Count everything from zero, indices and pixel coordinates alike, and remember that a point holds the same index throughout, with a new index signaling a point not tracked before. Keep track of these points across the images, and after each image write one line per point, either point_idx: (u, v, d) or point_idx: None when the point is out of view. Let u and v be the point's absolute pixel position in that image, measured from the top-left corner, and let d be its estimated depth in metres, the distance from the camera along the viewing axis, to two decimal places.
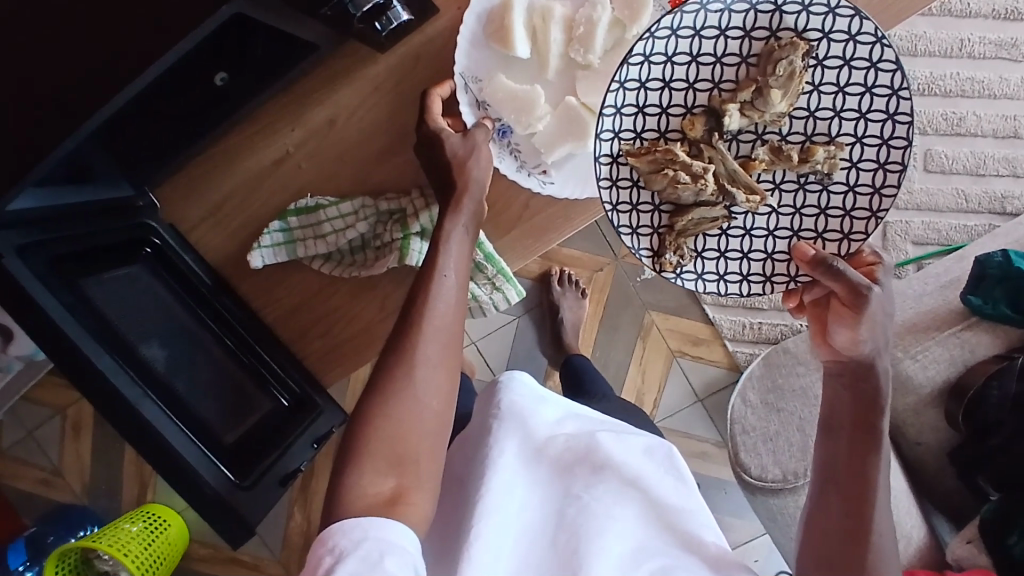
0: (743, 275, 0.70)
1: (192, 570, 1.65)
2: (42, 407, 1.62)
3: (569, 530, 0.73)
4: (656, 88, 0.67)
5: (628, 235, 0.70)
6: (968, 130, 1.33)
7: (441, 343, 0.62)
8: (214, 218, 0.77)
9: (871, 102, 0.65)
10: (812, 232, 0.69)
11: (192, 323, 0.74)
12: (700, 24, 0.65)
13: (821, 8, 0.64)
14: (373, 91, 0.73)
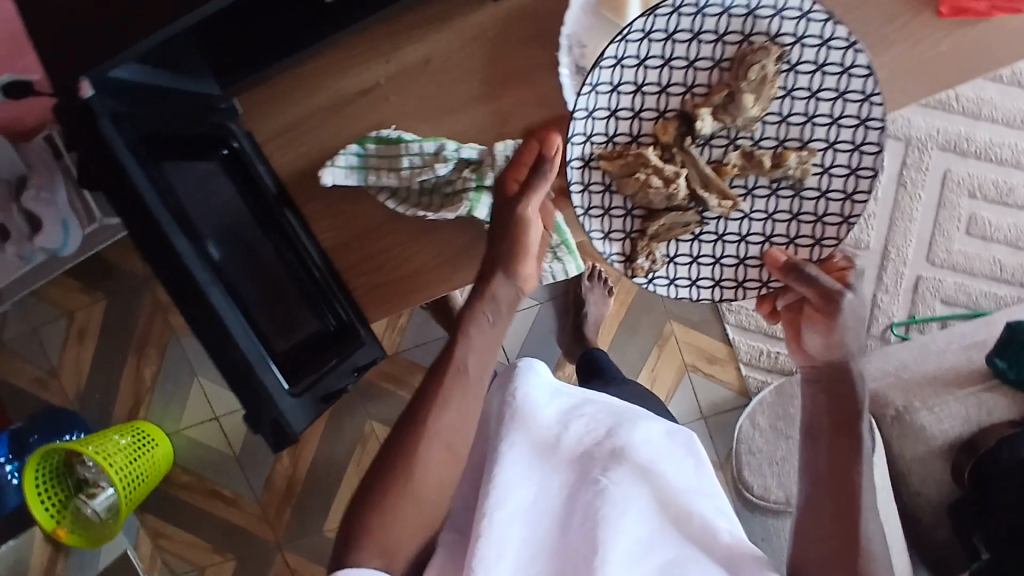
0: (716, 280, 0.72)
1: (172, 493, 1.68)
2: (49, 307, 1.60)
3: (583, 517, 0.75)
4: (629, 92, 0.68)
5: (600, 240, 0.72)
6: (1015, 201, 1.33)
7: (453, 421, 0.66)
8: (289, 136, 0.76)
9: (844, 108, 0.66)
10: (784, 239, 0.70)
11: (257, 231, 0.74)
12: (672, 28, 0.66)
13: (795, 12, 0.65)
14: (475, 39, 0.73)
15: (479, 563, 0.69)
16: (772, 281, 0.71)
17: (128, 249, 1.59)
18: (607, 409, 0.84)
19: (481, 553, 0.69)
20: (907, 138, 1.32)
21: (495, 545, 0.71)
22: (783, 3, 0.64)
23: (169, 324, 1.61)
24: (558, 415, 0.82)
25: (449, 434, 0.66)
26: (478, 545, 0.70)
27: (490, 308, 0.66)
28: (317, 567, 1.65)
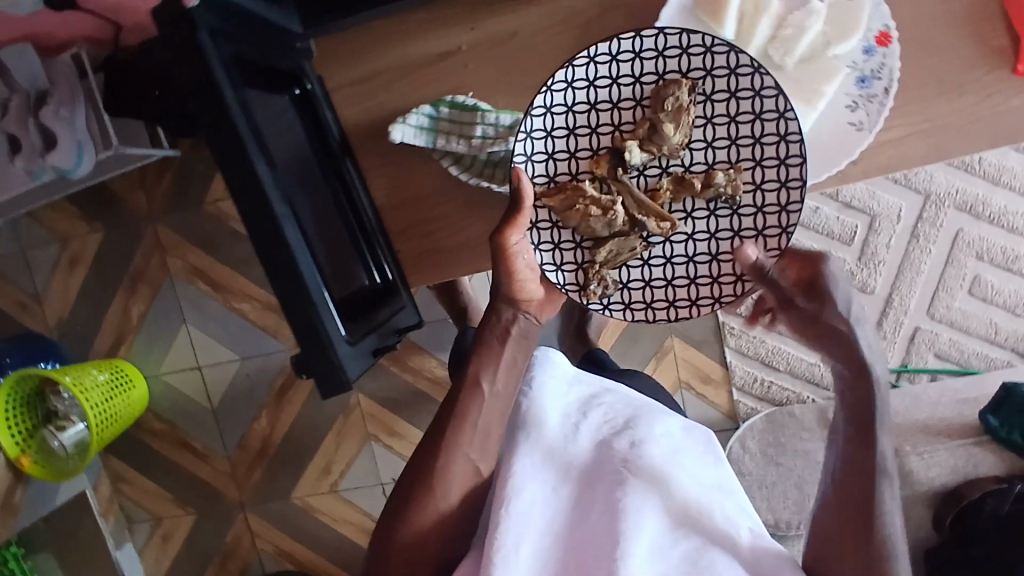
0: (670, 300, 0.73)
1: (142, 437, 1.65)
2: (45, 231, 1.56)
3: (604, 506, 0.76)
4: (562, 134, 0.72)
5: (553, 272, 0.74)
6: (1018, 269, 1.36)
7: (472, 439, 0.76)
8: (359, 87, 0.75)
9: (762, 129, 0.69)
10: (732, 273, 0.72)
11: (319, 175, 0.74)
12: (592, 74, 0.70)
13: (699, 49, 0.68)
14: (563, 20, 0.72)
15: (500, 555, 0.71)
16: (725, 297, 0.72)
17: (134, 184, 1.54)
18: (627, 398, 0.87)
19: (502, 544, 0.72)
20: (925, 192, 1.36)
21: (525, 517, 0.74)
22: (687, 42, 0.68)
23: (165, 266, 1.57)
24: (575, 405, 0.84)
25: (471, 452, 0.76)
26: (498, 535, 0.72)
27: (502, 341, 0.77)
28: (279, 532, 1.64)
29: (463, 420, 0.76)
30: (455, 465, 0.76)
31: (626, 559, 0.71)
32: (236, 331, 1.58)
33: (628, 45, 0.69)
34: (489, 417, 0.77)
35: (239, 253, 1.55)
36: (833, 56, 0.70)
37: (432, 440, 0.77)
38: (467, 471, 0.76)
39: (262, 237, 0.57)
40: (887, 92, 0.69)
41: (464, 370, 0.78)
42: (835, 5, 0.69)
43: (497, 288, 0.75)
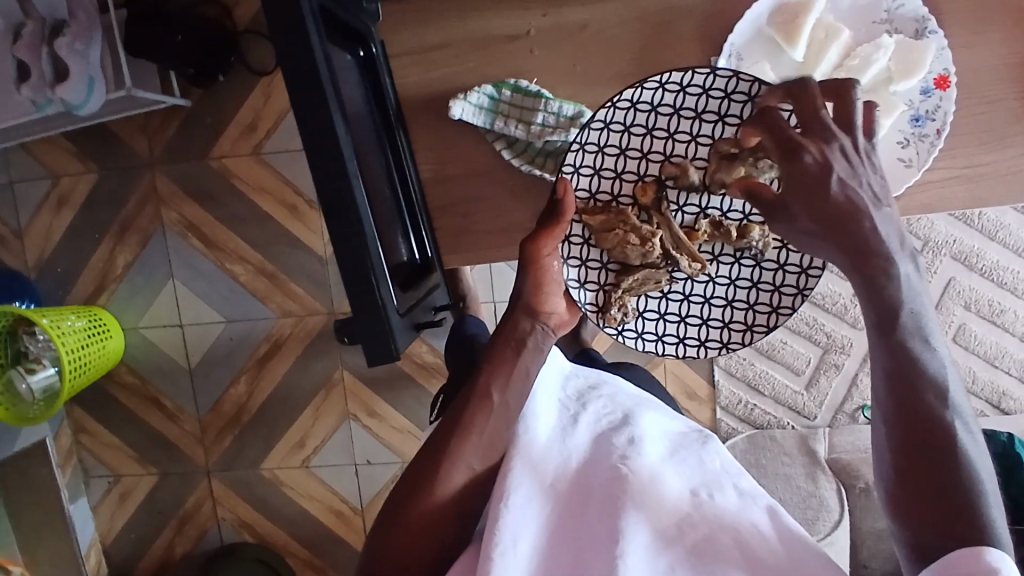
0: (680, 337, 0.74)
1: (109, 388, 1.60)
2: (37, 165, 1.52)
3: (603, 499, 0.66)
4: (612, 153, 0.70)
5: (575, 289, 0.73)
6: (1002, 323, 1.40)
7: (475, 448, 0.65)
8: (424, 60, 0.75)
9: None
10: (742, 324, 0.72)
11: (382, 140, 0.73)
12: (657, 100, 0.68)
13: (766, 100, 0.66)
14: (637, 19, 0.72)
15: (498, 551, 0.60)
16: (732, 344, 0.73)
17: (136, 127, 1.49)
18: (625, 397, 0.80)
19: (500, 538, 0.61)
20: (925, 239, 1.39)
21: (517, 505, 0.63)
22: (757, 91, 0.66)
23: (158, 216, 1.52)
24: (572, 398, 0.77)
25: (474, 459, 0.65)
26: (496, 530, 0.61)
27: (517, 350, 0.67)
28: (241, 500, 1.61)
29: (467, 431, 0.64)
30: (459, 459, 0.64)
31: (627, 557, 0.60)
32: (224, 292, 1.53)
33: (699, 80, 0.67)
34: (496, 425, 0.65)
35: (235, 212, 1.50)
36: (893, 92, 0.72)
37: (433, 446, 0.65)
38: (466, 479, 0.64)
39: (331, 203, 0.57)
40: (938, 134, 0.71)
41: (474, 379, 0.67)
42: (903, 42, 0.70)
43: (516, 290, 0.69)
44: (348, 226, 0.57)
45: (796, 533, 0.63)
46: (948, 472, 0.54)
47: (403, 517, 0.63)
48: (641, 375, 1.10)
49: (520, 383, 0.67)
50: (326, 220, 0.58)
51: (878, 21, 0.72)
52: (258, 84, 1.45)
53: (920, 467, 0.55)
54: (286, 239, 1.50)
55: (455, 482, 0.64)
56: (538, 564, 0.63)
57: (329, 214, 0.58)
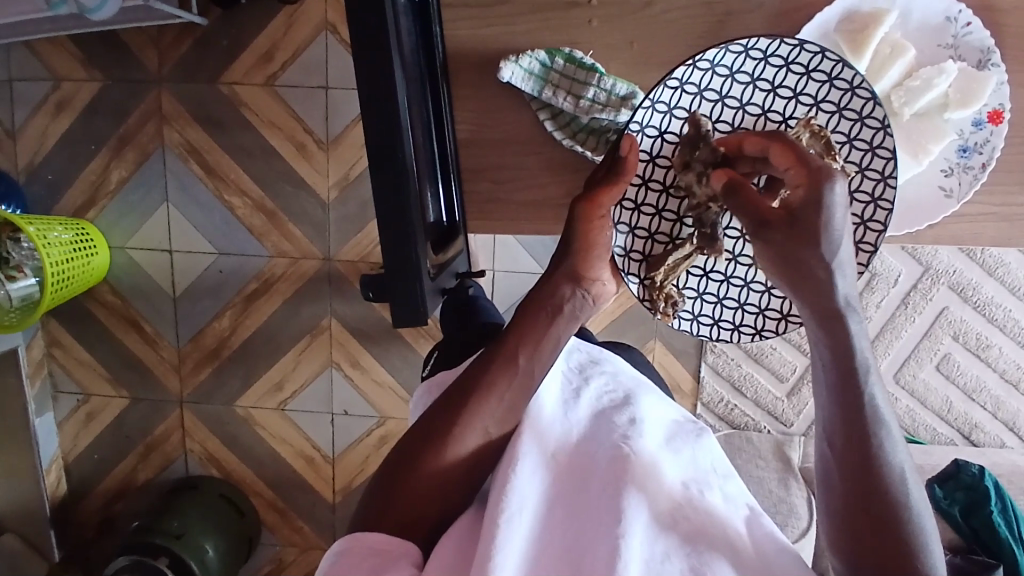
0: (715, 320, 0.75)
1: (88, 305, 1.55)
2: (40, 65, 1.46)
3: (604, 473, 0.64)
4: (680, 116, 0.70)
5: (620, 256, 0.73)
6: (986, 358, 1.43)
7: (496, 413, 0.67)
8: (479, 16, 0.73)
9: (861, 182, 0.67)
10: (778, 311, 0.73)
11: (427, 89, 0.72)
12: (737, 66, 0.67)
13: (845, 83, 0.66)
14: (701, 5, 0.72)
15: (504, 518, 0.59)
16: (766, 330, 0.74)
17: (148, 40, 1.43)
18: (628, 376, 0.78)
19: (507, 504, 0.60)
20: (926, 265, 1.40)
21: (523, 476, 0.62)
22: (838, 73, 0.65)
23: (160, 134, 1.47)
24: (575, 371, 0.76)
25: (489, 422, 0.67)
26: (504, 494, 0.61)
27: (553, 315, 0.69)
28: (212, 435, 1.59)
29: (485, 396, 0.66)
30: (477, 416, 0.66)
31: (628, 538, 0.58)
32: (219, 223, 1.49)
33: (783, 52, 0.66)
34: (512, 394, 0.67)
35: (241, 142, 1.45)
36: (946, 119, 0.72)
37: (449, 408, 0.67)
38: (478, 442, 0.66)
39: (378, 152, 0.55)
40: (983, 168, 0.72)
41: (502, 341, 0.69)
42: (965, 71, 0.70)
43: (562, 257, 0.70)
44: (392, 179, 0.55)
45: (773, 540, 0.63)
46: (892, 533, 0.54)
47: (410, 472, 0.65)
48: (639, 358, 1.06)
49: (549, 351, 0.69)
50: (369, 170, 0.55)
51: (943, 45, 0.71)
52: (281, 12, 1.39)
53: (865, 514, 0.55)
54: (291, 177, 1.46)
55: (466, 445, 0.66)
56: (538, 534, 0.61)
57: (375, 163, 0.55)
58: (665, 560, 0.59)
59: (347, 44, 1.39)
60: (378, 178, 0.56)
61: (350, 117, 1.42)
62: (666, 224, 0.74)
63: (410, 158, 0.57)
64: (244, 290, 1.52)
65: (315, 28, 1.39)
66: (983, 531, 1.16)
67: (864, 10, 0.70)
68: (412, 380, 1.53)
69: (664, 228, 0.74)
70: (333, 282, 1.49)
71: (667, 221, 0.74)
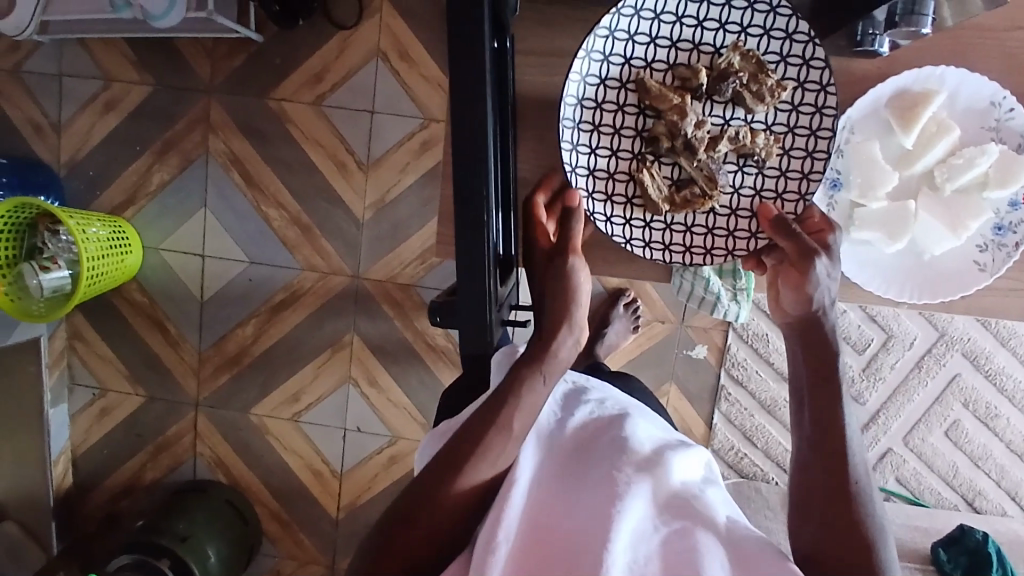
0: (707, 248, 0.82)
1: (114, 300, 1.58)
2: (93, 64, 1.50)
3: (592, 493, 0.72)
4: (617, 62, 0.77)
5: (602, 221, 0.82)
6: (994, 427, 1.45)
7: (502, 451, 0.71)
8: (550, 64, 0.82)
9: (801, 95, 0.76)
10: (745, 231, 0.81)
11: (502, 130, 0.76)
12: (660, 10, 0.74)
13: (764, 8, 0.73)
14: None
15: (498, 542, 0.67)
16: (738, 250, 0.81)
17: (202, 51, 1.48)
18: (615, 402, 0.87)
19: (501, 530, 0.68)
20: (942, 331, 1.43)
21: (517, 504, 0.70)
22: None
23: (205, 142, 1.51)
24: (562, 404, 0.84)
25: (498, 462, 0.71)
26: (499, 521, 0.68)
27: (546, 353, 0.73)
28: (223, 440, 1.61)
29: (496, 435, 0.70)
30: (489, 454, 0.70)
31: (616, 539, 0.66)
32: (253, 233, 1.52)
33: None
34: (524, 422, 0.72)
35: (283, 156, 1.50)
36: (987, 196, 0.79)
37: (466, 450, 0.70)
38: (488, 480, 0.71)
39: (466, 202, 0.58)
40: (1016, 247, 0.78)
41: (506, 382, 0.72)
42: (1005, 153, 0.77)
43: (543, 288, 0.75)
44: (476, 224, 0.58)
45: (752, 536, 0.72)
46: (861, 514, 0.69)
47: (430, 508, 0.69)
48: (642, 392, 1.13)
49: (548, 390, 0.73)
50: (456, 217, 0.59)
51: (986, 127, 0.78)
52: (336, 37, 1.45)
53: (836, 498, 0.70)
54: (327, 194, 1.49)
55: (477, 482, 0.70)
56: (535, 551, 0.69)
57: (461, 208, 0.58)
58: (650, 562, 0.67)
59: (397, 73, 1.44)
60: (464, 226, 0.59)
61: (393, 141, 1.47)
62: (623, 163, 0.81)
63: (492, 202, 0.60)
64: (270, 299, 1.55)
65: (367, 54, 1.44)
66: None
67: (915, 90, 0.77)
68: (427, 404, 1.54)
69: (621, 167, 0.81)
70: (360, 299, 1.52)
71: (624, 159, 0.81)
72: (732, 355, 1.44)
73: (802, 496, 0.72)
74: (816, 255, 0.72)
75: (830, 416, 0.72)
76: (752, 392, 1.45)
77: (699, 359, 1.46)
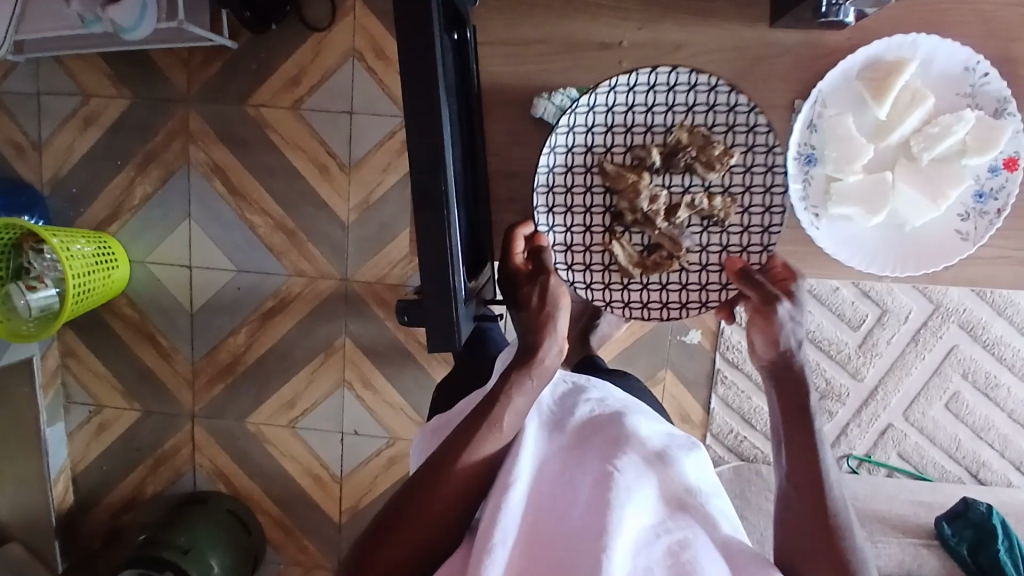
0: (664, 302, 0.83)
1: (104, 316, 1.57)
2: (69, 80, 1.49)
3: (587, 498, 0.71)
4: (579, 151, 0.80)
5: (564, 271, 0.82)
6: (995, 397, 1.44)
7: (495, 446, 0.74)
8: (517, 54, 0.82)
9: (753, 158, 0.78)
10: (717, 283, 0.82)
11: (464, 124, 0.75)
12: (612, 102, 0.78)
13: (704, 87, 0.76)
14: (725, 48, 0.80)
15: (495, 541, 0.67)
16: (710, 302, 0.83)
17: (178, 61, 1.47)
18: (617, 401, 0.86)
19: (496, 530, 0.68)
20: (936, 303, 1.42)
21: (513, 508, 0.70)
22: (694, 80, 0.76)
23: (185, 153, 1.50)
24: (560, 404, 0.84)
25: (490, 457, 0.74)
26: (495, 520, 0.68)
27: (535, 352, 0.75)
28: (221, 450, 1.60)
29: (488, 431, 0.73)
30: (486, 441, 0.73)
31: (611, 550, 0.65)
32: (238, 241, 1.51)
33: (643, 78, 0.77)
34: (515, 418, 0.74)
35: (264, 161, 1.48)
36: (965, 163, 0.78)
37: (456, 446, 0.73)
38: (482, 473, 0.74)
39: (423, 191, 0.56)
40: (999, 213, 0.78)
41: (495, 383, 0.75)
42: (982, 119, 0.77)
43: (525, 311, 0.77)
44: (436, 218, 0.57)
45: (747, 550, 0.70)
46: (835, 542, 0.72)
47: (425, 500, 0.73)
48: (637, 386, 1.12)
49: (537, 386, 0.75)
50: (413, 206, 0.57)
51: (962, 93, 0.78)
52: (310, 39, 1.43)
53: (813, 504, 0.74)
54: (310, 198, 1.48)
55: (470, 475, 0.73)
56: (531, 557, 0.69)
57: (419, 202, 0.57)
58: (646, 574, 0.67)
59: (374, 72, 1.43)
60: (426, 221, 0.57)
61: (374, 140, 1.46)
62: (597, 236, 0.82)
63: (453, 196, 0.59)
64: (260, 306, 1.54)
65: (343, 54, 1.43)
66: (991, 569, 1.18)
67: (888, 59, 0.77)
68: (422, 404, 1.54)
69: (596, 240, 0.82)
70: (350, 302, 1.51)
71: (594, 232, 0.82)
72: (727, 339, 1.43)
73: (783, 502, 0.77)
74: (779, 301, 0.77)
75: (804, 444, 0.76)
76: (749, 374, 1.44)
77: (693, 344, 1.45)
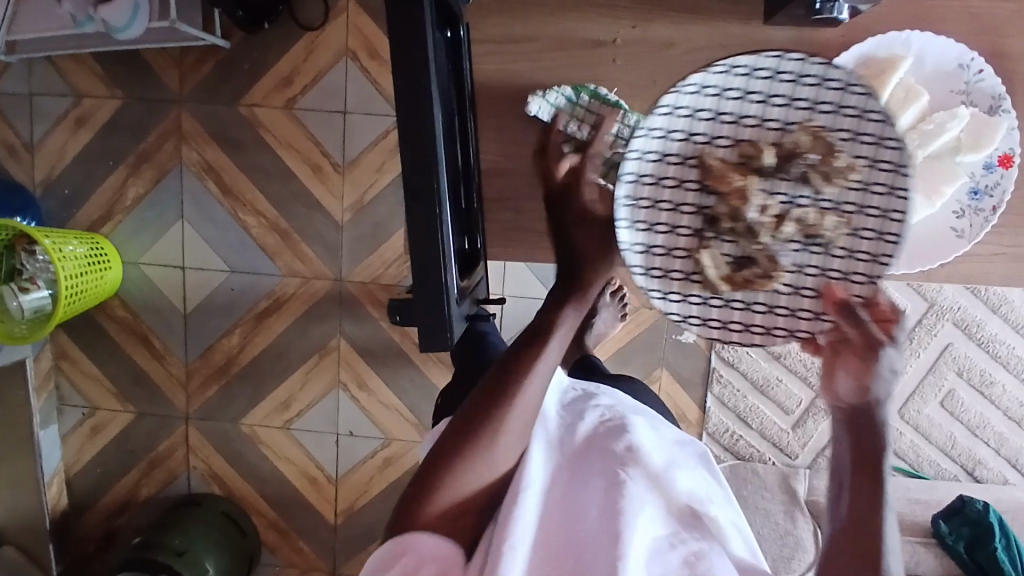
0: (744, 326, 0.70)
1: (97, 317, 1.56)
2: (61, 80, 1.48)
3: (599, 506, 0.67)
4: (678, 138, 0.68)
5: (641, 276, 0.70)
6: (990, 395, 1.44)
7: (502, 452, 0.69)
8: (510, 52, 0.82)
9: (875, 175, 0.65)
10: (809, 313, 0.68)
11: (459, 122, 0.75)
12: (725, 85, 0.66)
13: (836, 83, 0.65)
14: (717, 46, 0.80)
15: (506, 545, 0.62)
16: (800, 332, 0.68)
17: (170, 61, 1.47)
18: (626, 404, 0.81)
19: (509, 534, 0.63)
20: (931, 301, 1.42)
21: (525, 513, 0.66)
22: (828, 74, 0.65)
23: (179, 153, 1.49)
24: (570, 405, 0.79)
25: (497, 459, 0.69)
26: (507, 525, 0.64)
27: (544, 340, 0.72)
28: (216, 452, 1.59)
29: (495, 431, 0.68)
30: (494, 445, 0.68)
31: (625, 559, 0.62)
32: (232, 241, 1.50)
33: (768, 64, 0.65)
34: (519, 422, 0.69)
35: (257, 162, 1.48)
36: (960, 160, 0.78)
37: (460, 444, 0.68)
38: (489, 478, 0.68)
39: (414, 185, 0.56)
40: (993, 210, 0.77)
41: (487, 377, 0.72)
42: (977, 116, 0.77)
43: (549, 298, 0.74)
44: (427, 212, 0.57)
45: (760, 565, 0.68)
46: None
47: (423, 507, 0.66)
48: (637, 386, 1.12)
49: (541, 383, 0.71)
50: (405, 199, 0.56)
51: (955, 91, 0.78)
52: (304, 38, 1.43)
53: None
54: (304, 198, 1.48)
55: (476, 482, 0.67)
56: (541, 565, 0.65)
57: (410, 197, 0.56)
58: None
59: (368, 72, 1.43)
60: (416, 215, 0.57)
61: (368, 140, 1.45)
62: (682, 240, 0.69)
63: (444, 191, 0.59)
64: (254, 307, 1.53)
65: (336, 54, 1.42)
66: (989, 567, 1.17)
67: (881, 55, 0.76)
68: (418, 404, 1.53)
69: (680, 244, 0.69)
70: (344, 302, 1.51)
71: (682, 235, 0.69)
72: None
73: None
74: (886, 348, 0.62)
75: None
76: (744, 373, 1.44)
77: (689, 343, 1.44)
